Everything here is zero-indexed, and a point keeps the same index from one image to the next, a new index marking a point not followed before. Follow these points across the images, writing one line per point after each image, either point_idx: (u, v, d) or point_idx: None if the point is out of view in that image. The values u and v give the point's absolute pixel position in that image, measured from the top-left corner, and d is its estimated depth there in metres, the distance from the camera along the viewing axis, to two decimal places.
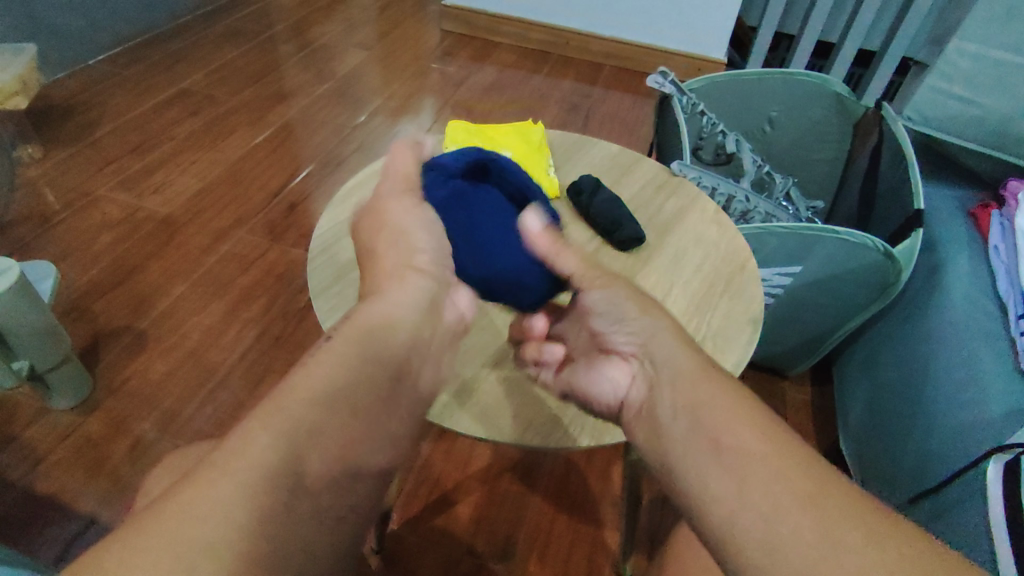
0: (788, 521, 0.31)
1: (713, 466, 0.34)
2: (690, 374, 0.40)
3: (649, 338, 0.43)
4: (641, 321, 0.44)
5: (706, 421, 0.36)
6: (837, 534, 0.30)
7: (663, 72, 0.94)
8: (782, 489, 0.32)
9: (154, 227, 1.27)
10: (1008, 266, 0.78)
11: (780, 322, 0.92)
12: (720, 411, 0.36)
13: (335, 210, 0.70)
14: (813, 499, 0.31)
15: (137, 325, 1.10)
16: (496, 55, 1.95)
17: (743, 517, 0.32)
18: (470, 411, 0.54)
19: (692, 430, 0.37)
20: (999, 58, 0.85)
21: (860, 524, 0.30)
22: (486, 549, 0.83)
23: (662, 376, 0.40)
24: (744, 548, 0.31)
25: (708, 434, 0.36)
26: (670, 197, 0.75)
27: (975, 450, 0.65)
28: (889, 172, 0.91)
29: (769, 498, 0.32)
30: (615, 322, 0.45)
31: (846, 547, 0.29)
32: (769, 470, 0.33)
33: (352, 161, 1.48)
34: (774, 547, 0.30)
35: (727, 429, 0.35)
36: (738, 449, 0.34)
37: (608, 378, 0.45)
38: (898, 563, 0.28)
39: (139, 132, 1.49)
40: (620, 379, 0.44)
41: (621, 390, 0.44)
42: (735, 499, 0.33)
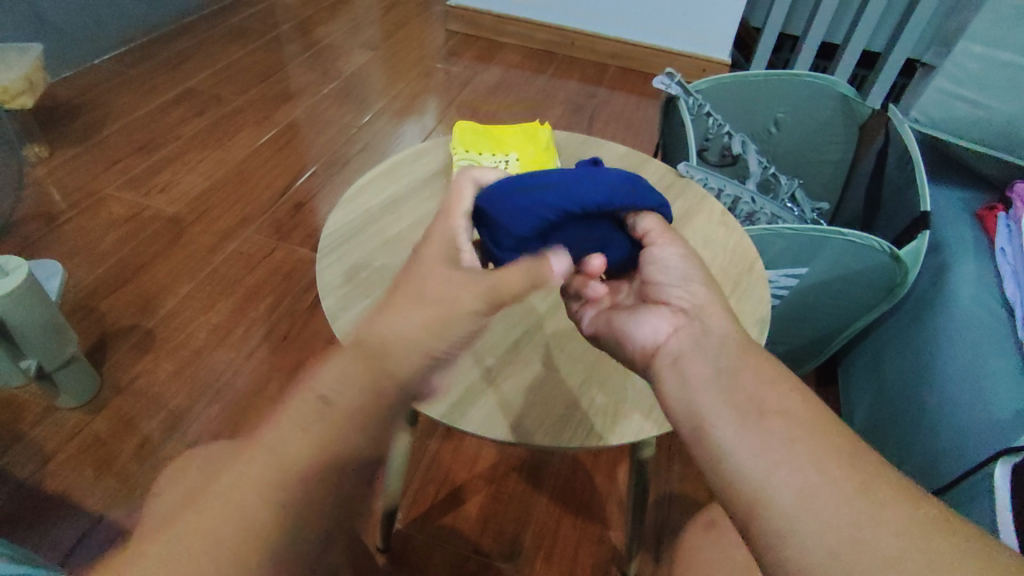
0: (834, 492, 0.31)
1: (759, 434, 0.35)
2: (734, 351, 0.41)
3: (702, 303, 0.45)
4: (700, 288, 0.47)
5: (753, 391, 0.37)
6: (876, 512, 0.30)
7: (669, 73, 0.94)
8: (828, 464, 0.33)
9: (161, 226, 1.28)
10: (1014, 268, 0.78)
11: (786, 323, 0.92)
12: (761, 392, 0.37)
13: (343, 210, 0.70)
14: (853, 478, 0.32)
15: (144, 324, 1.11)
16: (500, 55, 1.95)
17: (788, 484, 0.32)
18: (483, 411, 0.55)
19: (736, 399, 0.37)
20: (1007, 60, 0.84)
21: (902, 504, 0.31)
22: (493, 549, 0.83)
23: (703, 352, 0.41)
24: (786, 523, 0.31)
25: (749, 412, 0.36)
26: (678, 198, 0.76)
27: (992, 446, 0.65)
28: (896, 173, 0.91)
29: (814, 470, 0.32)
30: (674, 279, 0.48)
31: (886, 526, 0.30)
32: (815, 443, 0.34)
33: (358, 160, 1.49)
34: (819, 517, 0.31)
35: (773, 402, 0.36)
36: (784, 421, 0.35)
37: (648, 321, 0.46)
38: (934, 541, 0.29)
39: (145, 132, 1.50)
40: (664, 321, 0.45)
41: (662, 331, 0.44)
42: (781, 467, 0.33)
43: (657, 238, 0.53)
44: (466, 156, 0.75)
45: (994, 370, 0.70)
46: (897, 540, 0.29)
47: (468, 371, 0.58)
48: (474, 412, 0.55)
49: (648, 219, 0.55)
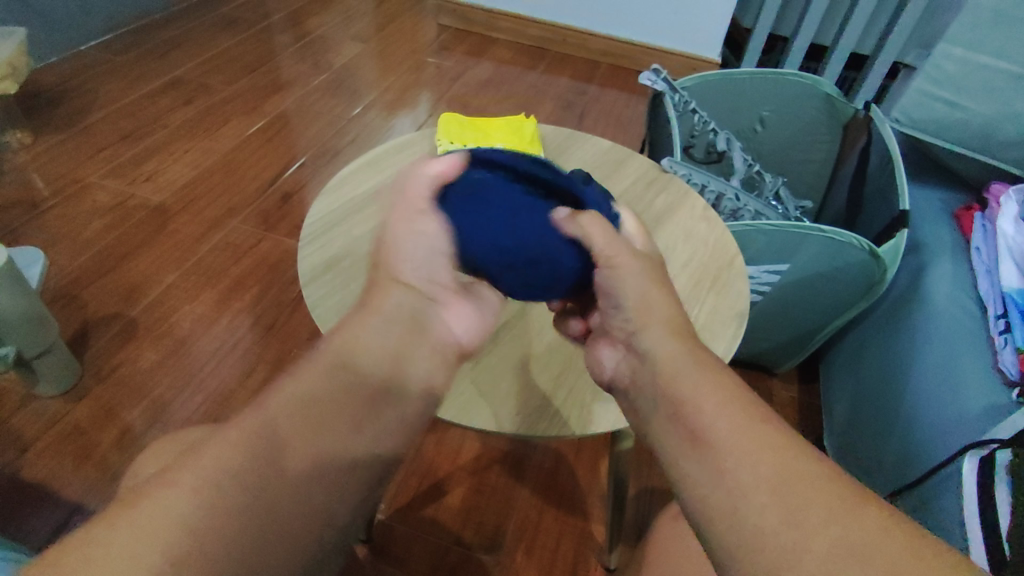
0: (768, 498, 0.32)
1: (699, 456, 0.35)
2: (678, 363, 0.39)
3: (634, 330, 0.43)
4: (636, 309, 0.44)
5: (688, 417, 0.37)
6: (810, 520, 0.30)
7: (655, 69, 0.94)
8: (767, 474, 0.32)
9: (146, 215, 1.27)
10: (988, 267, 0.79)
11: (767, 320, 0.93)
12: (701, 412, 0.36)
13: (326, 198, 0.70)
14: (787, 489, 0.31)
15: (127, 313, 1.10)
16: (492, 50, 1.95)
17: (725, 502, 0.32)
18: (458, 400, 0.55)
19: (679, 420, 0.37)
20: (985, 63, 0.84)
21: (837, 502, 0.31)
22: (474, 540, 0.84)
23: (644, 381, 0.41)
24: (730, 543, 0.32)
25: (690, 439, 0.36)
26: (660, 193, 0.76)
27: (955, 444, 0.67)
28: (878, 173, 0.92)
29: (750, 483, 0.32)
30: (613, 305, 0.46)
31: (820, 533, 0.30)
32: (752, 458, 0.33)
33: (347, 153, 1.48)
34: (754, 529, 0.31)
35: (708, 414, 0.36)
36: (719, 434, 0.35)
37: (601, 358, 0.47)
38: (868, 545, 0.29)
39: (131, 120, 1.48)
40: (609, 356, 0.46)
41: (608, 369, 0.46)
42: (719, 486, 0.33)
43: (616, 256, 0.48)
44: (450, 148, 0.75)
45: (952, 370, 0.72)
46: (828, 546, 0.29)
47: None
48: (450, 402, 0.55)
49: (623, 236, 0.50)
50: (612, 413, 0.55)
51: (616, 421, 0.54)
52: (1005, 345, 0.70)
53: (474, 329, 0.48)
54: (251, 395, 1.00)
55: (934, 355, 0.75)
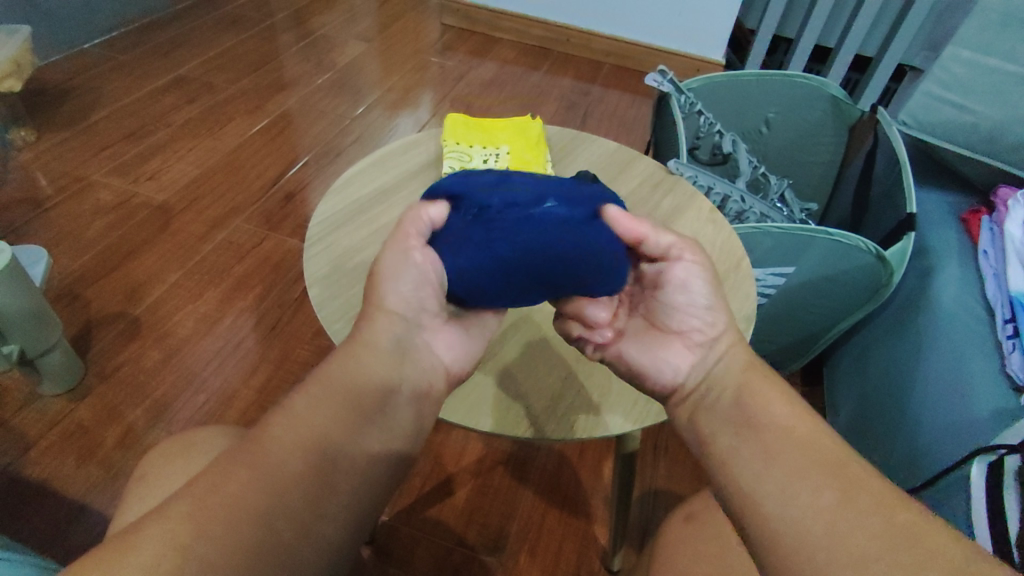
0: (808, 492, 0.33)
1: (750, 443, 0.36)
2: (732, 368, 0.41)
3: (720, 334, 0.43)
4: (718, 316, 0.44)
5: (745, 407, 0.38)
6: (849, 515, 0.31)
7: (662, 70, 0.94)
8: (809, 471, 0.34)
9: (149, 215, 1.27)
10: (997, 271, 0.78)
11: (773, 322, 0.93)
12: (756, 406, 0.38)
13: (334, 198, 0.70)
14: (830, 484, 0.33)
15: (130, 312, 1.10)
16: (496, 50, 1.95)
17: (766, 491, 0.34)
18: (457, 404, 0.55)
19: (734, 412, 0.39)
20: (994, 66, 0.83)
21: (876, 502, 0.32)
22: (477, 541, 0.84)
23: (715, 383, 0.41)
24: (765, 527, 0.33)
25: (742, 427, 0.38)
26: (666, 195, 0.76)
27: (964, 449, 0.66)
28: (884, 176, 0.91)
29: (796, 480, 0.33)
30: (691, 306, 0.44)
31: (859, 527, 0.31)
32: (799, 453, 0.35)
33: (350, 152, 1.48)
34: (797, 520, 0.32)
35: (763, 415, 0.37)
36: (764, 434, 0.36)
37: (655, 358, 0.44)
38: (906, 543, 0.30)
39: (135, 119, 1.48)
40: (675, 359, 0.43)
41: (676, 368, 0.43)
42: (763, 482, 0.34)
43: (681, 253, 0.45)
44: (456, 149, 0.74)
45: (967, 373, 0.71)
46: (869, 541, 0.30)
47: None
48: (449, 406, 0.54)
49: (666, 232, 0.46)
50: (615, 420, 0.54)
51: (620, 425, 0.54)
52: (1014, 349, 0.70)
53: (459, 353, 0.46)
54: (254, 395, 1.00)
55: (944, 360, 0.74)
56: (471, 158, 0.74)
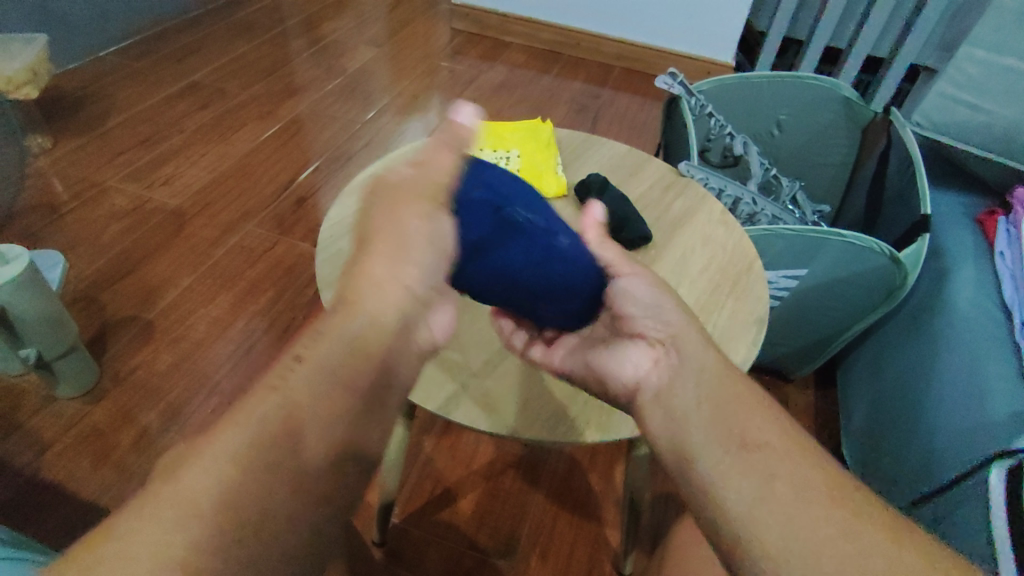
0: (811, 527, 0.32)
1: (744, 465, 0.35)
2: (715, 380, 0.41)
3: (677, 331, 0.44)
4: (671, 316, 0.46)
5: (734, 425, 0.38)
6: (855, 552, 0.31)
7: (673, 73, 0.94)
8: (810, 498, 0.33)
9: (162, 219, 1.28)
10: (1014, 272, 0.77)
11: (785, 325, 0.92)
12: (746, 425, 0.37)
13: (345, 202, 0.70)
14: (832, 519, 0.32)
15: (144, 316, 1.11)
16: (505, 54, 1.96)
17: (766, 523, 0.33)
18: (454, 399, 0.55)
19: (718, 428, 0.38)
20: (1009, 65, 0.84)
21: (878, 534, 0.32)
22: (488, 545, 0.84)
23: (682, 385, 0.41)
24: (765, 563, 0.32)
25: (732, 447, 0.36)
26: (677, 198, 0.76)
27: (981, 454, 0.65)
28: (897, 177, 0.91)
29: (795, 511, 0.33)
30: (644, 313, 0.47)
31: (864, 566, 0.31)
32: (799, 482, 0.34)
33: (360, 156, 1.49)
34: (798, 547, 0.32)
35: (755, 434, 0.37)
36: (758, 454, 0.36)
37: (629, 359, 0.45)
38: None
39: (149, 125, 1.50)
40: (641, 358, 0.45)
41: (642, 368, 0.44)
42: (760, 509, 0.34)
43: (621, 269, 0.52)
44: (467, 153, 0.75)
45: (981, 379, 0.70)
46: None
47: (463, 367, 0.58)
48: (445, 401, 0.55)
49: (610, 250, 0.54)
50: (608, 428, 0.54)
51: (613, 433, 0.53)
52: None
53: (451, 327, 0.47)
54: None
55: (954, 370, 0.73)
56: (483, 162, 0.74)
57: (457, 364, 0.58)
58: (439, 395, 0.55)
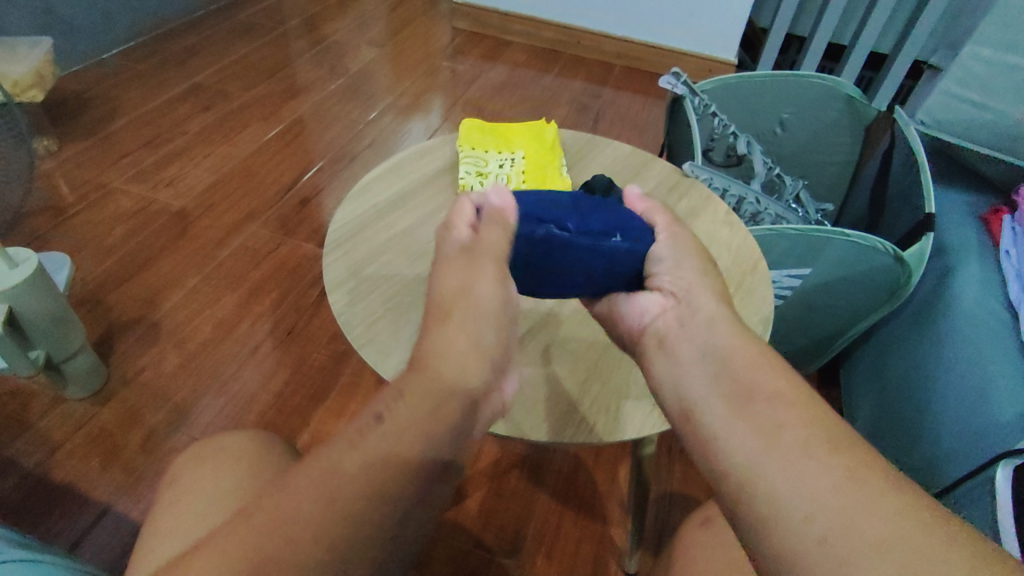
0: (817, 473, 0.32)
1: (751, 416, 0.36)
2: (724, 332, 0.43)
3: (690, 286, 0.47)
4: (689, 272, 0.49)
5: (740, 377, 0.39)
6: (863, 499, 0.31)
7: (676, 73, 0.94)
8: (813, 448, 0.33)
9: (167, 221, 1.29)
10: (1020, 271, 0.78)
11: (789, 324, 0.92)
12: (753, 377, 0.39)
13: (352, 203, 0.70)
14: (841, 465, 0.32)
15: (150, 317, 1.11)
16: (506, 53, 1.96)
17: (772, 469, 0.33)
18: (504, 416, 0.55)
19: (729, 387, 0.39)
20: (1016, 64, 0.82)
21: (891, 485, 0.31)
22: (494, 543, 0.84)
23: (688, 333, 0.44)
24: (768, 506, 0.32)
25: (740, 400, 0.38)
26: (682, 198, 0.76)
27: (986, 452, 0.65)
28: (900, 176, 0.91)
29: (801, 458, 0.33)
30: (667, 267, 0.50)
31: (871, 511, 0.30)
32: (809, 434, 0.34)
33: (363, 157, 1.50)
34: (797, 495, 0.32)
35: (765, 391, 0.37)
36: (764, 409, 0.36)
37: (640, 302, 0.49)
38: (923, 528, 0.29)
39: (153, 127, 1.51)
40: (653, 304, 0.48)
41: (651, 312, 0.48)
42: (764, 461, 0.34)
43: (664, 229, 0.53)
44: (471, 154, 0.75)
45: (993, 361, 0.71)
46: (883, 526, 0.29)
47: None
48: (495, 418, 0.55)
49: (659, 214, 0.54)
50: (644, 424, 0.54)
51: (620, 432, 0.54)
52: None
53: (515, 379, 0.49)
54: (272, 398, 1.02)
55: (963, 354, 0.74)
56: (487, 163, 0.74)
57: None
58: None
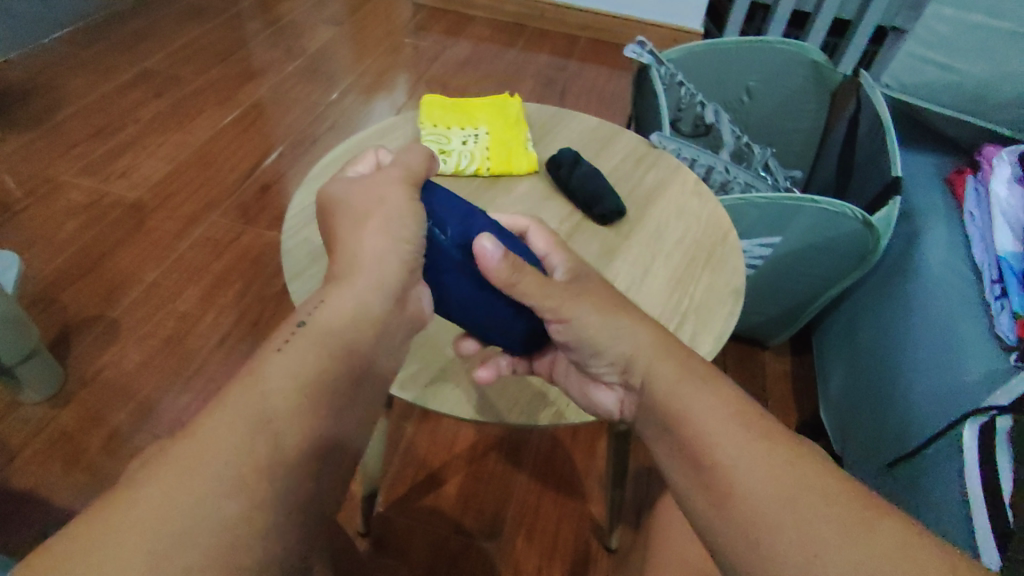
0: (775, 513, 0.33)
1: (706, 462, 0.36)
2: (667, 375, 0.40)
3: (623, 368, 0.43)
4: (621, 348, 0.43)
5: (687, 421, 0.38)
6: (825, 528, 0.31)
7: (641, 42, 0.92)
8: (776, 471, 0.34)
9: (122, 213, 1.23)
10: (983, 232, 0.78)
11: (762, 293, 0.93)
12: (697, 414, 0.37)
13: (307, 188, 0.67)
14: (798, 495, 0.33)
15: (108, 314, 1.07)
16: (470, 29, 1.91)
17: (738, 515, 0.34)
18: (438, 382, 0.55)
19: (679, 432, 0.38)
20: (978, 23, 0.81)
21: (851, 510, 0.32)
22: (475, 528, 0.83)
23: (641, 421, 0.42)
24: (739, 556, 0.33)
25: (692, 444, 0.37)
26: (650, 170, 0.75)
27: (955, 413, 0.66)
28: (867, 140, 0.91)
29: (759, 500, 0.33)
30: (591, 357, 0.45)
31: (834, 542, 0.31)
32: (762, 468, 0.34)
33: (326, 140, 1.45)
34: (763, 521, 0.33)
35: (711, 429, 0.37)
36: (716, 429, 0.36)
37: (598, 397, 0.47)
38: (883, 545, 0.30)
39: (102, 115, 1.44)
40: (609, 397, 0.46)
41: (613, 406, 0.46)
42: (728, 487, 0.34)
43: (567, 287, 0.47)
44: (433, 132, 0.72)
45: (950, 334, 0.72)
46: (850, 554, 0.30)
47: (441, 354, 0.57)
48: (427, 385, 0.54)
49: (557, 257, 0.48)
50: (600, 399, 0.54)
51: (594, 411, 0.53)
52: (1003, 310, 0.70)
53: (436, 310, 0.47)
54: None
55: (919, 329, 0.75)
56: (450, 140, 0.71)
57: (438, 348, 0.57)
58: (417, 385, 0.54)
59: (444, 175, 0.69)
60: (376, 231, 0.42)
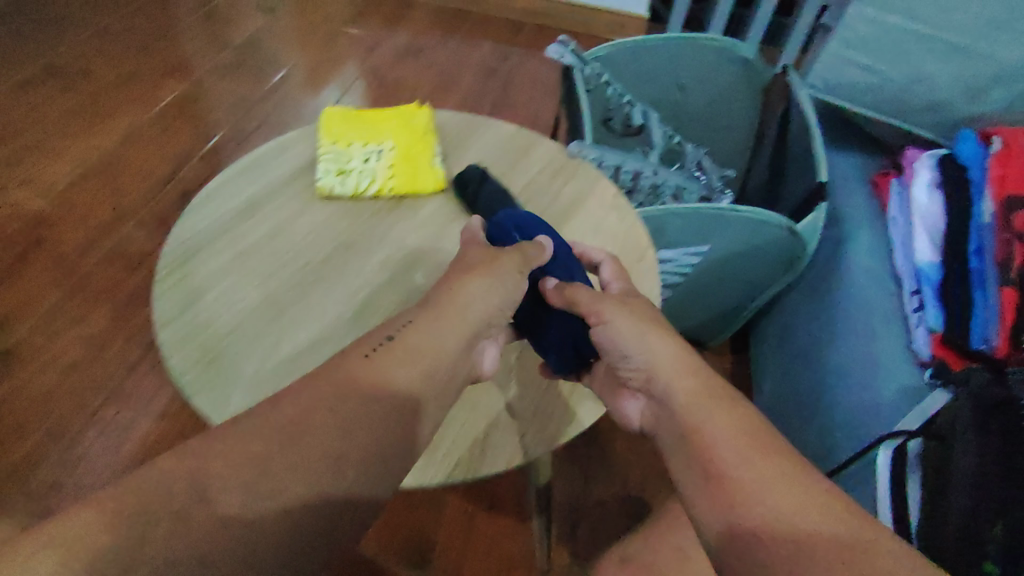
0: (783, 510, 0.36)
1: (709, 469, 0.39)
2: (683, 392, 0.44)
3: (648, 376, 0.46)
4: (653, 357, 0.46)
5: (698, 428, 0.41)
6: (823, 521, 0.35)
7: (563, 41, 0.88)
8: (781, 473, 0.37)
9: (26, 226, 1.15)
10: (904, 238, 0.76)
11: (692, 300, 0.90)
12: (708, 423, 0.41)
13: (190, 218, 0.62)
14: (799, 490, 0.36)
15: (8, 339, 1.00)
16: (410, 14, 1.83)
17: (746, 516, 0.36)
18: (461, 455, 0.52)
19: (685, 443, 0.41)
20: (898, 24, 0.80)
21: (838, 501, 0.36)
22: (398, 559, 0.80)
23: (659, 423, 0.45)
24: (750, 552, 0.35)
25: (699, 453, 0.40)
26: (567, 182, 0.71)
27: (869, 433, 0.66)
28: (797, 138, 0.87)
29: (768, 493, 0.37)
30: (625, 360, 0.47)
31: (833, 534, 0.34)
32: (769, 469, 0.38)
33: (253, 141, 1.38)
34: (775, 521, 0.35)
35: (719, 436, 0.40)
36: (733, 440, 0.39)
37: (626, 407, 0.49)
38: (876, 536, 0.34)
39: (4, 116, 1.33)
40: (634, 407, 0.48)
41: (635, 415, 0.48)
42: (738, 494, 0.37)
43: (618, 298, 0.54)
44: (332, 149, 0.67)
45: (867, 358, 0.71)
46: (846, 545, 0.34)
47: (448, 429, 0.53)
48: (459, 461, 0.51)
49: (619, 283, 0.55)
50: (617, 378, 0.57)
51: None
52: (919, 323, 0.69)
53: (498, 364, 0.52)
54: (155, 421, 0.93)
55: (838, 353, 0.74)
56: (349, 158, 0.66)
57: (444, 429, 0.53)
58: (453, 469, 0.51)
59: (343, 199, 0.65)
60: (479, 292, 0.49)
